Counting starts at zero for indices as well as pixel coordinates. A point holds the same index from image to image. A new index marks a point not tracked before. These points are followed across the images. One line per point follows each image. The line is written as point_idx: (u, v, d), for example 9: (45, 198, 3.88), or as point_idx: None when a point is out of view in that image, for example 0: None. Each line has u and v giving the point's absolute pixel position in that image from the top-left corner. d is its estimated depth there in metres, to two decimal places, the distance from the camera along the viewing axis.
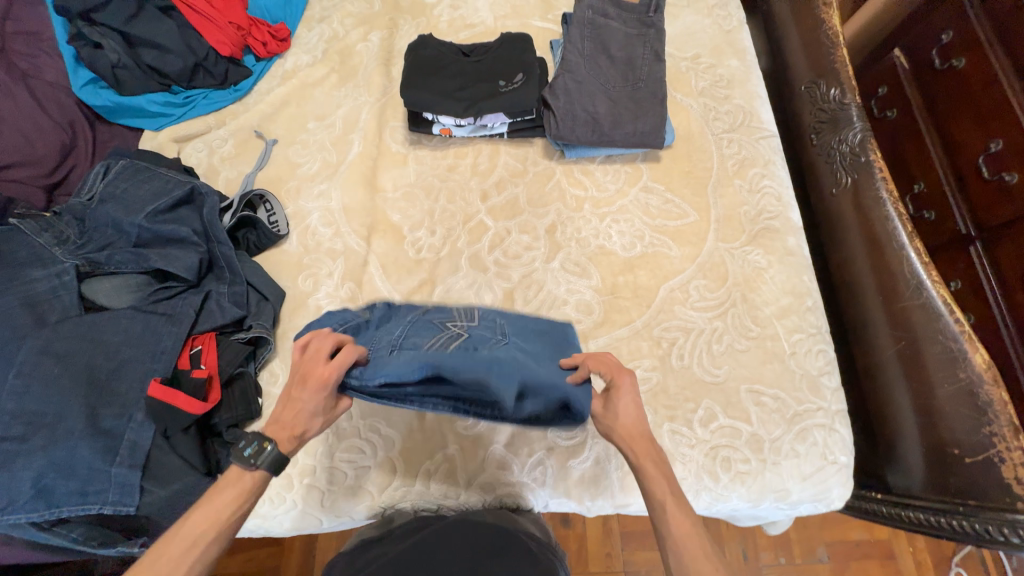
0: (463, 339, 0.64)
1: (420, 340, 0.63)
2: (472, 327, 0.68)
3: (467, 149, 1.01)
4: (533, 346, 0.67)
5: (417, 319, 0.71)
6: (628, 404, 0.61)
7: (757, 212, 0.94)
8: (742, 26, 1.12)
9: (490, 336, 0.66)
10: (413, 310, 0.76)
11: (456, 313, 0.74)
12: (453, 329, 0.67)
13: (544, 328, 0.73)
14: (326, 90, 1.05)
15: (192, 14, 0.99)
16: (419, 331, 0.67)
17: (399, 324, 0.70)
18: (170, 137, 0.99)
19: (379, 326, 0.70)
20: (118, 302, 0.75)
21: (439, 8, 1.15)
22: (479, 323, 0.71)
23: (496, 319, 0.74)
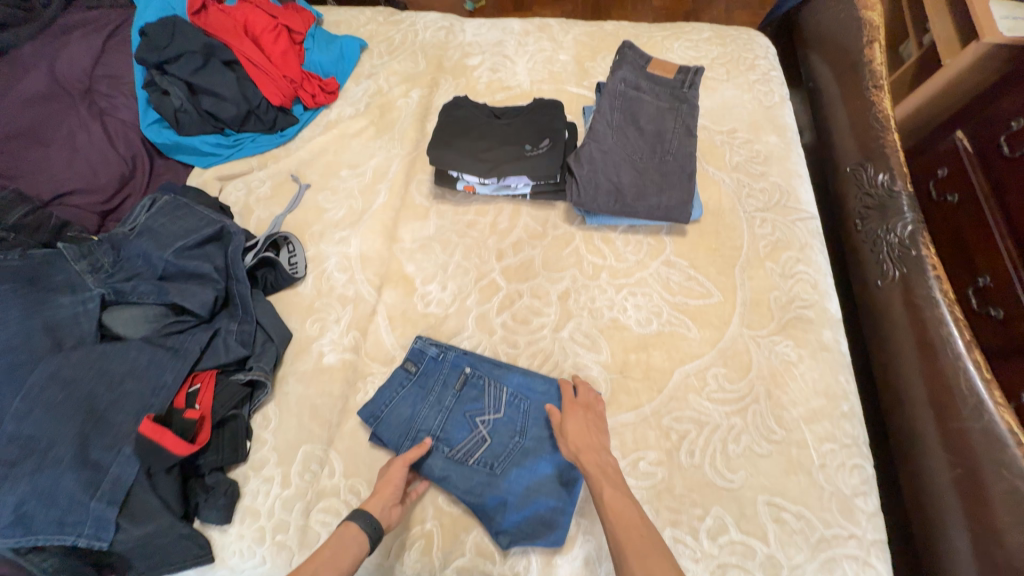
0: (487, 446, 0.77)
1: (452, 441, 0.77)
2: (496, 426, 0.78)
3: (489, 207, 1.01)
4: (545, 451, 0.75)
5: (455, 394, 0.81)
6: (580, 422, 0.73)
7: (789, 299, 0.87)
8: (784, 103, 1.10)
9: (511, 434, 0.77)
10: (456, 366, 0.83)
11: (490, 385, 0.81)
12: (481, 429, 0.78)
13: None
14: (363, 141, 1.10)
15: (252, 67, 1.08)
16: (455, 419, 0.79)
17: (440, 397, 0.80)
18: (214, 176, 1.06)
19: (425, 397, 0.81)
20: (133, 331, 0.78)
21: (479, 70, 1.21)
22: (506, 412, 0.79)
23: (522, 400, 0.80)
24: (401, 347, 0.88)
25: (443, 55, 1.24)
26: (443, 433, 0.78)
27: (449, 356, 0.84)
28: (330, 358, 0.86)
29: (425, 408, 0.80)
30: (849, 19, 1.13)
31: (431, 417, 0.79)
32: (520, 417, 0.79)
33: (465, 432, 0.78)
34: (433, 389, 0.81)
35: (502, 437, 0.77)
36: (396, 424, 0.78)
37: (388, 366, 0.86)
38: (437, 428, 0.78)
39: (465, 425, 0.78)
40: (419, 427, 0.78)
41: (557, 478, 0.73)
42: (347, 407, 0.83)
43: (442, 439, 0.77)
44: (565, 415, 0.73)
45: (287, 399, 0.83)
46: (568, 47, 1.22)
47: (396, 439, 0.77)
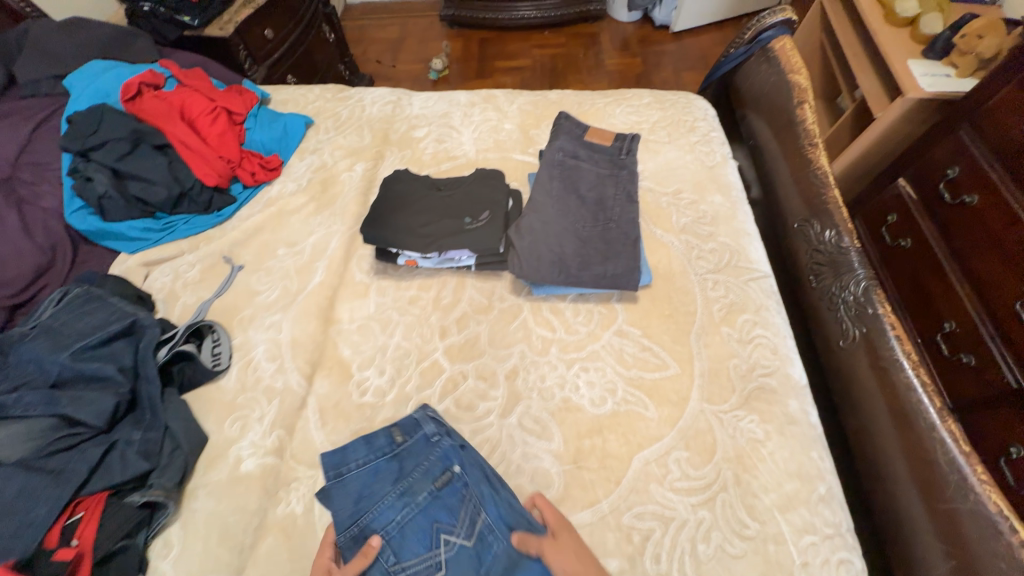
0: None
1: (403, 549, 0.65)
2: (457, 559, 0.63)
3: (433, 281, 0.96)
4: None
5: (432, 492, 0.69)
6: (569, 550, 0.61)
7: (749, 367, 0.82)
8: (725, 163, 1.11)
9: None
10: (445, 458, 0.72)
11: (470, 501, 0.68)
12: (439, 552, 0.64)
13: None
14: (302, 217, 1.07)
15: (185, 150, 1.05)
16: (419, 525, 0.67)
17: (414, 488, 0.69)
18: (140, 262, 0.99)
19: (399, 480, 0.71)
20: (9, 453, 0.67)
21: (425, 142, 1.21)
22: (475, 545, 0.65)
23: (498, 539, 0.65)
24: (331, 445, 0.78)
25: (390, 127, 1.25)
26: (399, 535, 0.66)
27: (444, 442, 0.74)
28: (248, 464, 0.76)
29: (392, 494, 0.69)
30: (780, 82, 1.17)
31: (392, 510, 0.68)
32: (487, 561, 0.63)
33: (421, 547, 0.65)
34: (412, 474, 0.71)
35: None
36: (351, 508, 0.68)
37: (316, 469, 0.76)
38: (395, 523, 0.67)
39: (426, 538, 0.66)
40: (374, 518, 0.67)
41: None
42: (263, 524, 0.72)
43: (394, 542, 0.65)
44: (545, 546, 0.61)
45: (193, 519, 0.72)
46: (513, 115, 1.24)
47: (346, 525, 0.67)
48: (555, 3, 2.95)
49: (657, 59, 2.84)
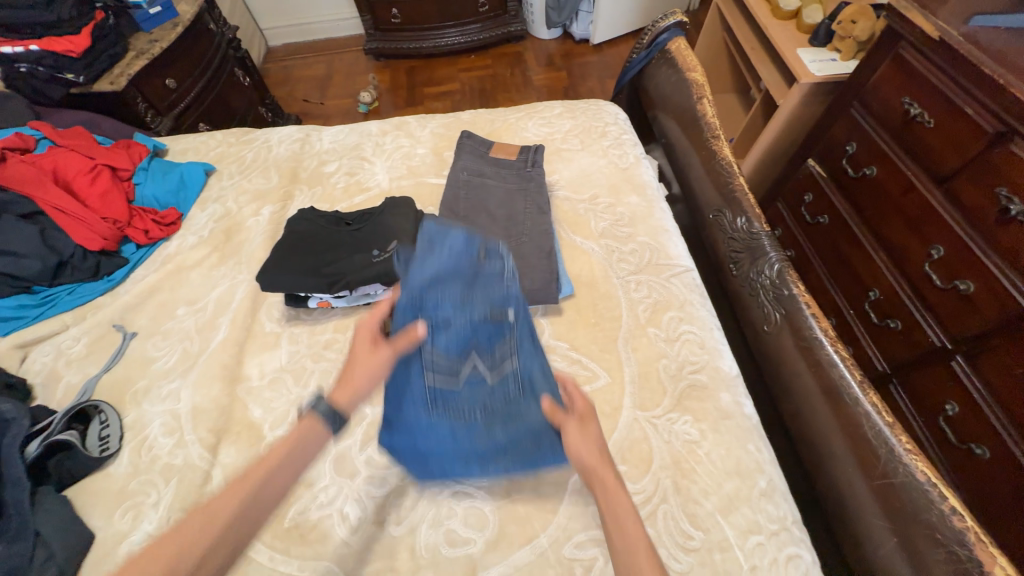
0: (450, 392, 0.63)
1: (439, 347, 0.62)
2: (476, 385, 0.64)
3: (349, 321, 0.90)
4: (486, 443, 0.64)
5: (485, 319, 0.62)
6: (589, 436, 0.56)
7: (679, 366, 0.80)
8: (639, 163, 1.12)
9: (475, 408, 0.63)
10: (509, 297, 0.62)
11: (510, 345, 0.64)
12: (466, 370, 0.63)
13: (525, 448, 0.65)
14: (204, 271, 0.99)
15: (60, 215, 0.96)
16: (461, 335, 0.61)
17: (472, 303, 0.61)
18: (13, 343, 0.88)
19: (466, 286, 0.61)
20: None
21: (336, 176, 1.16)
22: (494, 381, 0.64)
23: (518, 391, 0.64)
24: None
25: (299, 165, 1.20)
26: (439, 333, 0.61)
27: (513, 283, 0.62)
28: None
29: (453, 297, 0.60)
30: (680, 81, 1.21)
31: (448, 310, 0.60)
32: (498, 397, 0.64)
33: (453, 354, 0.63)
34: (476, 289, 0.61)
35: (471, 395, 0.63)
36: (412, 283, 0.60)
37: None
38: (440, 320, 0.61)
39: (461, 350, 0.63)
40: (428, 307, 0.60)
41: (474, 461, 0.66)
42: None
43: (434, 335, 0.61)
44: (568, 426, 0.57)
45: None
46: (426, 140, 1.22)
47: (403, 296, 0.60)
48: (477, 27, 3.00)
49: (581, 71, 2.93)
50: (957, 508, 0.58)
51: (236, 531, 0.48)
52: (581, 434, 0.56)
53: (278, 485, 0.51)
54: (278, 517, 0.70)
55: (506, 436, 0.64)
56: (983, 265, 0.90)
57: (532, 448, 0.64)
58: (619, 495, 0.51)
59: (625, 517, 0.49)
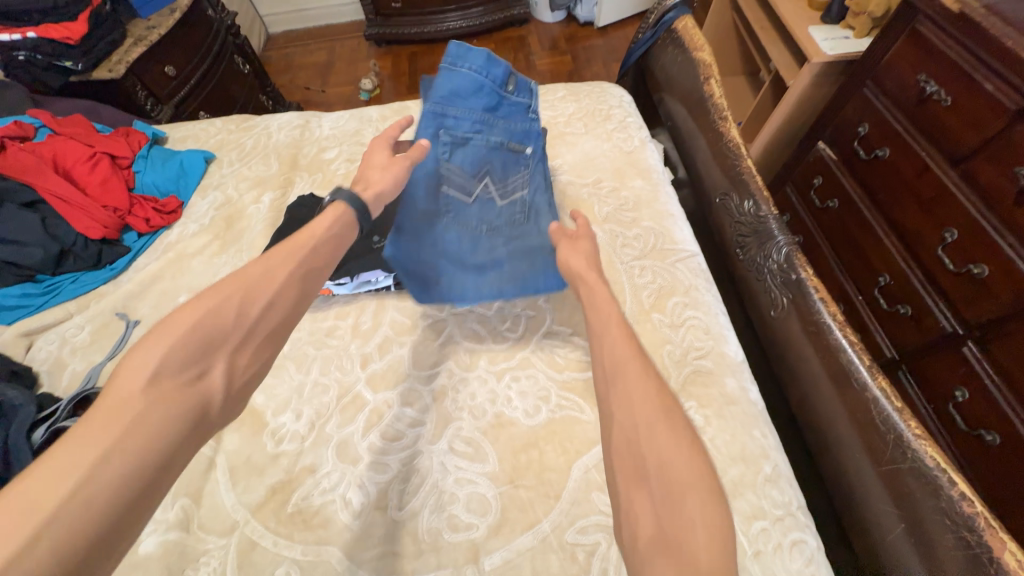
0: (464, 202, 0.82)
1: (460, 161, 0.82)
2: (487, 201, 0.84)
3: (350, 308, 0.90)
4: (491, 254, 0.82)
5: (504, 145, 0.85)
6: (579, 253, 0.69)
7: (683, 351, 0.79)
8: (644, 146, 1.09)
9: (483, 218, 0.83)
10: (524, 134, 0.87)
11: (520, 178, 0.87)
12: (480, 187, 0.84)
13: (523, 259, 0.82)
14: (205, 259, 0.99)
15: (61, 204, 0.97)
16: (478, 156, 0.83)
17: (494, 134, 0.83)
18: (18, 332, 0.89)
19: (487, 117, 0.82)
20: None
21: (336, 162, 1.15)
22: (503, 203, 0.85)
23: (520, 211, 0.85)
24: (246, 506, 0.71)
25: (299, 151, 1.19)
26: (463, 152, 0.82)
27: (533, 120, 0.87)
28: (147, 544, 0.67)
29: (475, 120, 0.82)
30: (686, 61, 1.17)
31: (471, 130, 0.82)
32: (504, 213, 0.85)
33: (470, 173, 0.83)
34: (500, 115, 0.84)
35: (482, 209, 0.83)
36: (443, 83, 0.79)
37: (228, 536, 0.68)
38: (465, 139, 0.82)
39: (477, 171, 0.83)
40: (452, 116, 0.80)
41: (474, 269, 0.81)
42: None
43: (457, 147, 0.81)
44: (561, 243, 0.71)
45: None
46: None
47: (431, 107, 0.80)
48: (480, 11, 2.94)
49: (586, 55, 2.87)
50: (966, 493, 0.57)
51: (284, 300, 0.54)
52: (570, 252, 0.70)
53: (322, 258, 0.59)
54: (281, 502, 0.70)
55: (508, 245, 0.82)
56: (998, 247, 0.88)
57: (530, 264, 0.81)
58: (598, 289, 0.63)
59: (599, 298, 0.61)
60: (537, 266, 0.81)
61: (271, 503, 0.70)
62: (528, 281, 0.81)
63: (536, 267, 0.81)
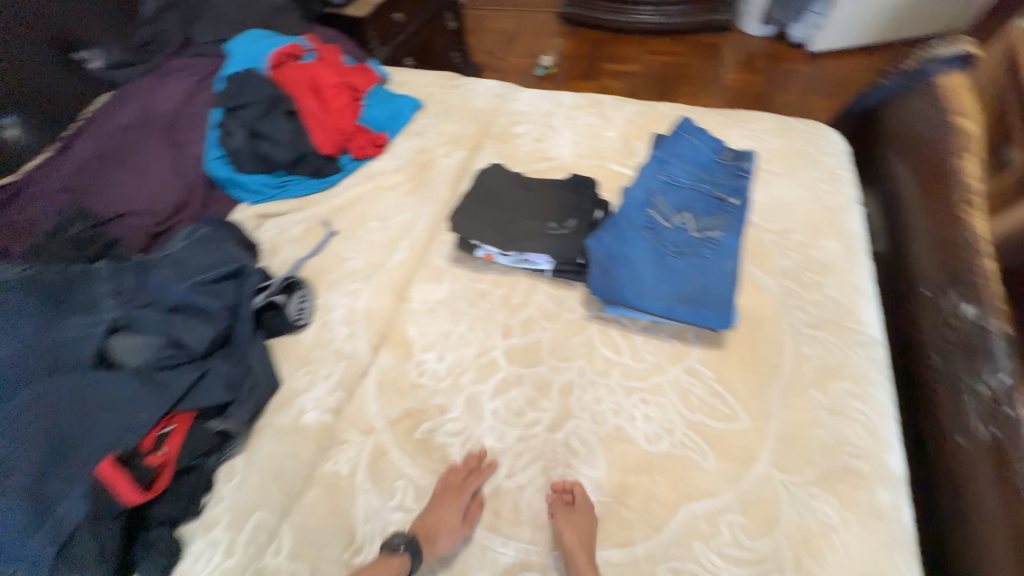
0: (659, 225, 0.85)
1: (668, 195, 0.88)
2: (682, 232, 0.84)
3: (505, 278, 0.96)
4: (669, 279, 0.80)
5: (712, 193, 0.87)
6: (575, 524, 0.66)
7: (835, 441, 0.72)
8: (850, 207, 0.99)
9: (673, 243, 0.83)
10: (734, 189, 0.88)
11: (720, 220, 0.85)
12: (678, 219, 0.85)
13: (699, 294, 0.79)
14: (397, 196, 1.12)
15: (308, 116, 1.14)
16: (686, 194, 0.87)
17: (705, 183, 0.89)
18: (255, 214, 1.11)
19: (702, 173, 0.90)
20: (131, 360, 0.78)
21: (523, 139, 1.21)
22: (696, 237, 0.83)
23: (711, 248, 0.82)
24: (384, 417, 0.82)
25: (492, 121, 1.28)
26: (672, 189, 0.88)
27: (743, 181, 0.89)
28: (309, 417, 0.82)
29: (691, 170, 0.90)
30: (937, 121, 1.00)
31: (686, 175, 0.89)
32: (695, 246, 0.83)
33: (674, 207, 0.86)
34: (712, 173, 0.90)
35: (674, 235, 0.84)
36: (670, 144, 0.93)
37: (366, 437, 0.80)
38: (677, 181, 0.89)
39: (681, 206, 0.86)
40: (671, 165, 0.90)
41: (649, 284, 0.80)
42: (312, 475, 0.77)
43: (668, 186, 0.88)
44: (560, 512, 0.68)
45: (256, 454, 0.79)
46: (617, 125, 1.21)
47: (659, 152, 0.92)
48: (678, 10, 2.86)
49: (782, 79, 2.61)
50: None
51: None
52: (568, 522, 0.66)
53: None
54: (412, 426, 0.80)
55: (689, 277, 0.80)
56: None
57: (703, 300, 0.78)
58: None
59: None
60: (709, 302, 0.78)
61: (403, 425, 0.81)
62: (695, 312, 0.78)
63: (710, 305, 0.78)
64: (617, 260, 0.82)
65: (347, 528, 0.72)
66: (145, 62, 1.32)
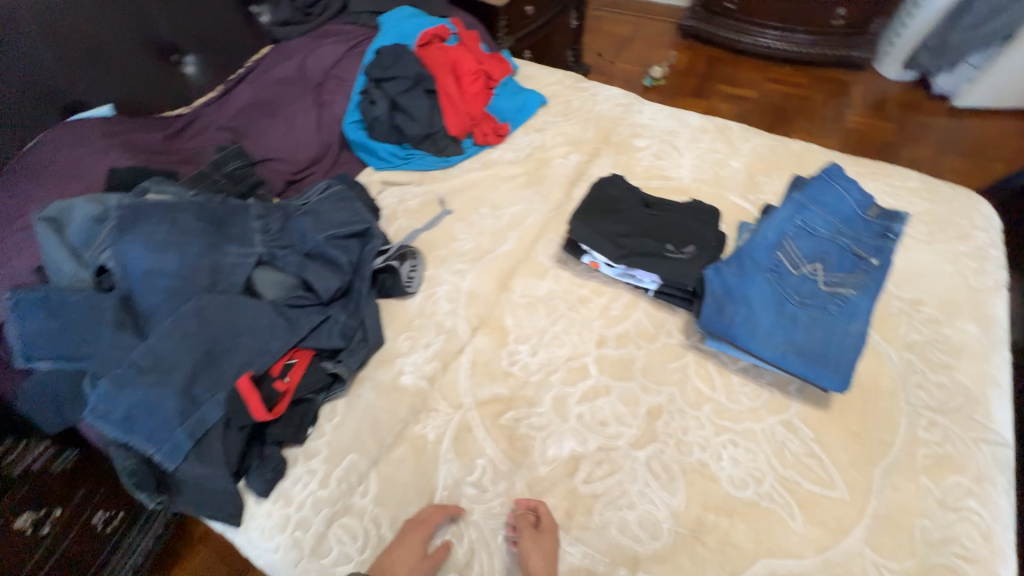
0: (786, 270, 0.82)
1: (802, 240, 0.84)
2: (810, 283, 0.81)
3: (607, 289, 0.97)
4: (786, 327, 0.78)
5: (849, 250, 0.84)
6: (540, 545, 0.68)
7: (941, 537, 0.68)
8: (997, 291, 0.90)
9: (798, 292, 0.80)
10: (875, 249, 0.84)
11: (855, 279, 0.81)
12: (808, 269, 0.82)
13: (816, 350, 0.76)
14: (512, 186, 1.15)
15: (444, 98, 1.20)
16: (821, 245, 0.84)
17: (843, 238, 0.85)
18: (380, 180, 1.19)
19: (843, 226, 0.86)
20: (269, 293, 0.88)
21: (644, 153, 1.20)
22: (824, 291, 0.80)
23: (839, 306, 0.78)
24: (473, 396, 0.86)
25: (613, 129, 1.28)
26: (808, 235, 0.85)
27: (887, 242, 0.84)
28: (406, 379, 0.88)
29: (831, 221, 0.86)
30: None
31: (825, 225, 0.86)
32: (821, 299, 0.79)
33: (806, 254, 0.83)
34: (854, 229, 0.86)
35: (800, 284, 0.81)
36: (815, 189, 0.89)
37: (454, 411, 0.85)
38: (814, 228, 0.85)
39: (814, 256, 0.83)
40: (811, 210, 0.87)
41: (765, 328, 0.78)
42: (402, 434, 0.83)
43: (804, 232, 0.85)
44: (525, 534, 0.69)
45: (356, 402, 0.85)
46: (744, 155, 1.17)
47: (801, 194, 0.88)
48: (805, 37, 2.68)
49: (912, 131, 2.40)
50: None
51: None
52: (534, 543, 0.68)
53: None
54: (498, 411, 0.84)
55: (809, 330, 0.77)
56: None
57: (819, 357, 0.75)
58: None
59: None
60: (826, 361, 0.75)
61: (491, 408, 0.85)
62: (809, 367, 0.75)
63: (828, 363, 0.75)
64: (735, 296, 0.80)
65: (427, 489, 0.78)
66: (303, 22, 1.42)
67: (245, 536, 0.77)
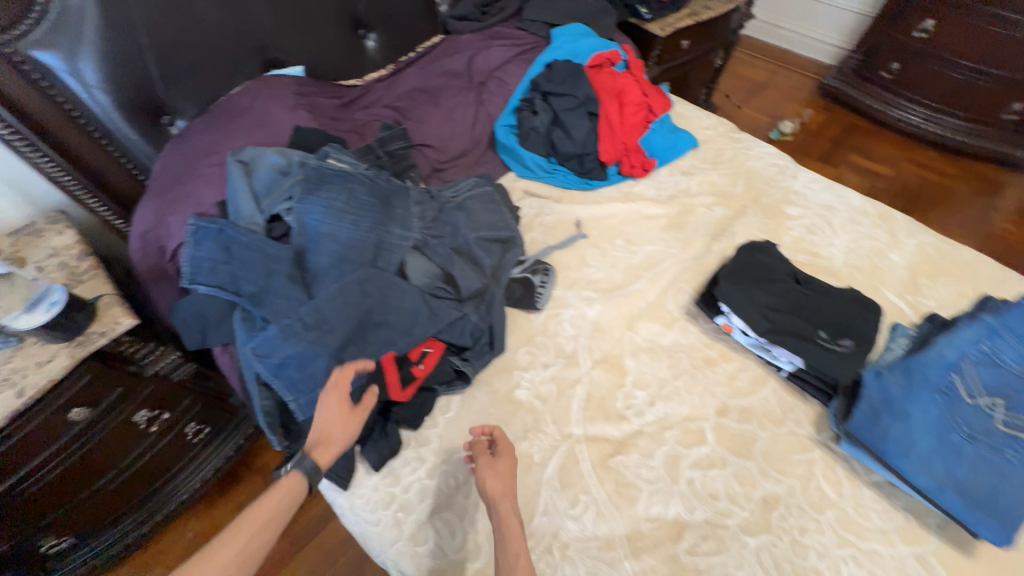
0: (958, 396, 0.76)
1: (985, 370, 0.78)
2: (984, 417, 0.74)
3: (736, 356, 0.95)
4: (950, 459, 0.71)
5: None
6: (497, 472, 0.72)
7: None
8: None
9: (968, 424, 0.74)
10: None
11: None
12: (985, 402, 0.76)
13: (983, 494, 0.68)
14: (651, 225, 1.14)
15: (603, 122, 1.21)
16: (1007, 380, 0.77)
17: None
18: (523, 188, 1.22)
19: None
20: (415, 278, 0.91)
21: (794, 222, 1.15)
22: (1001, 430, 0.73)
23: (1017, 453, 0.71)
24: (584, 429, 0.86)
25: (763, 189, 1.23)
26: (992, 365, 0.78)
27: None
28: (521, 393, 0.89)
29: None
30: None
31: (1015, 359, 0.79)
32: (995, 438, 0.73)
33: (986, 386, 0.77)
34: None
35: (971, 416, 0.75)
36: (1009, 317, 0.82)
37: (563, 438, 0.85)
38: (1001, 360, 0.79)
39: (995, 389, 0.76)
40: (1000, 340, 0.80)
41: (924, 452, 0.72)
42: (510, 447, 0.84)
43: (988, 361, 0.79)
44: (482, 462, 0.74)
45: (472, 403, 0.88)
46: (906, 250, 1.09)
47: (991, 320, 0.82)
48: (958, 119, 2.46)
49: None
50: None
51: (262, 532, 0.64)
52: (491, 470, 0.73)
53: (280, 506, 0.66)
54: (607, 452, 0.84)
55: (977, 469, 0.70)
56: None
57: (987, 502, 0.68)
58: (511, 521, 0.67)
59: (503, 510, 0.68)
60: (994, 509, 0.67)
61: (600, 446, 0.84)
62: (972, 510, 0.68)
63: (997, 513, 0.67)
64: (895, 409, 0.75)
65: (528, 508, 0.78)
66: (479, 20, 1.48)
67: (348, 500, 0.81)
